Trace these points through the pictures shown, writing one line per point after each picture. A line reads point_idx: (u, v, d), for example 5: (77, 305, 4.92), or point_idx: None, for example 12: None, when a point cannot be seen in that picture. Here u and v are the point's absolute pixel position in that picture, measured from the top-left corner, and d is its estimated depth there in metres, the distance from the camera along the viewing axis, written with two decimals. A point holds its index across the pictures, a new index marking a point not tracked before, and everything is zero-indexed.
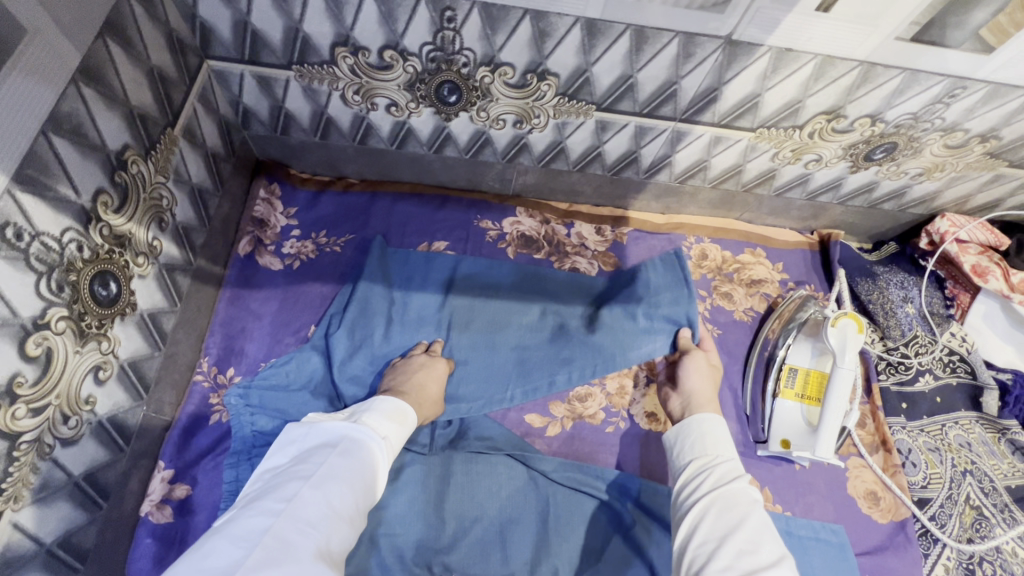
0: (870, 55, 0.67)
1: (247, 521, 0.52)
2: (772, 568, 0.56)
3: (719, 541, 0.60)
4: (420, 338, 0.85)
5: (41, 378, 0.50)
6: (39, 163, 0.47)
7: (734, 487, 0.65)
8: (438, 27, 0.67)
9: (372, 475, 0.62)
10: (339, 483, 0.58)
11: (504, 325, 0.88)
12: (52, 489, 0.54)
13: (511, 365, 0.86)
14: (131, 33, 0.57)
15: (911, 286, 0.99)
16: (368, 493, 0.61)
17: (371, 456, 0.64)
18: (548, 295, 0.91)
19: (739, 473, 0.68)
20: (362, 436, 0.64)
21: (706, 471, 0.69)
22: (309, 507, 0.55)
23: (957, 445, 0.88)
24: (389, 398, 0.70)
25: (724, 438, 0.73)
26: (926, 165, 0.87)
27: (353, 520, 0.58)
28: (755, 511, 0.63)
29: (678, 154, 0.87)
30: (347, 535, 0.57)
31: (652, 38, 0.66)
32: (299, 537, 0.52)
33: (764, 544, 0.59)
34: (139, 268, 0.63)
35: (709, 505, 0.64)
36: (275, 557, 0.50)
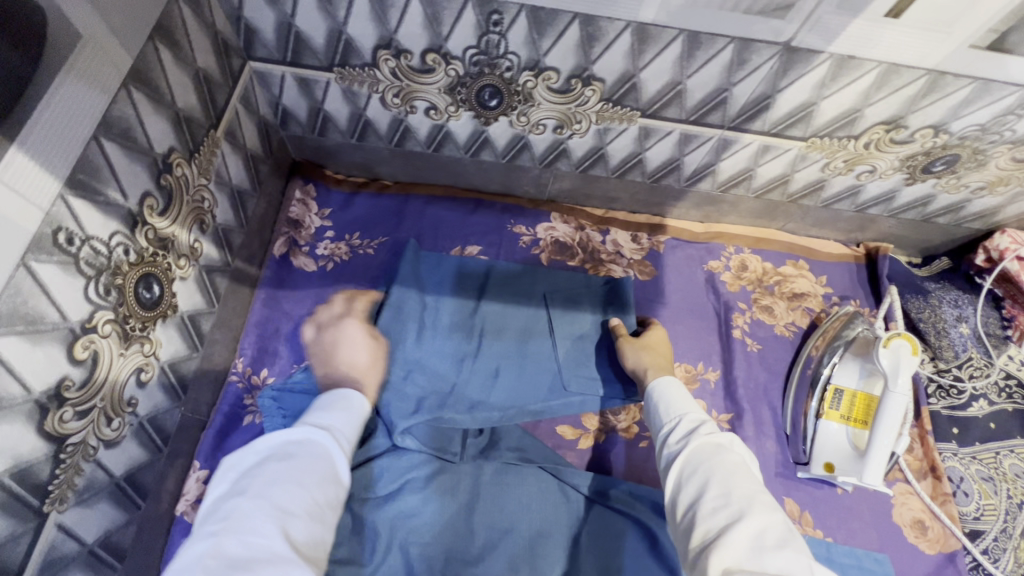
0: (939, 64, 0.63)
1: (183, 553, 0.46)
2: (747, 515, 0.52)
3: (693, 505, 0.55)
4: (452, 344, 0.83)
5: (87, 381, 0.50)
6: (90, 167, 0.47)
7: (698, 441, 0.60)
8: (484, 30, 0.65)
9: (325, 468, 0.58)
10: (284, 484, 0.53)
11: (536, 335, 0.86)
12: (94, 490, 0.54)
13: (543, 376, 0.84)
14: (179, 36, 0.57)
15: (965, 305, 0.94)
16: (329, 483, 0.57)
17: (319, 452, 0.59)
18: (582, 305, 0.88)
19: (698, 427, 0.63)
20: (303, 436, 0.60)
21: (670, 437, 0.64)
22: (251, 516, 0.49)
23: (1013, 475, 0.84)
24: (329, 393, 0.70)
25: (677, 396, 0.69)
26: (990, 179, 0.82)
27: (316, 512, 0.53)
28: (721, 460, 0.57)
29: (722, 162, 0.84)
30: (313, 527, 0.52)
31: (705, 44, 0.63)
32: (245, 548, 0.47)
33: (733, 491, 0.54)
34: (181, 270, 0.63)
35: (680, 475, 0.59)
36: (221, 574, 0.44)
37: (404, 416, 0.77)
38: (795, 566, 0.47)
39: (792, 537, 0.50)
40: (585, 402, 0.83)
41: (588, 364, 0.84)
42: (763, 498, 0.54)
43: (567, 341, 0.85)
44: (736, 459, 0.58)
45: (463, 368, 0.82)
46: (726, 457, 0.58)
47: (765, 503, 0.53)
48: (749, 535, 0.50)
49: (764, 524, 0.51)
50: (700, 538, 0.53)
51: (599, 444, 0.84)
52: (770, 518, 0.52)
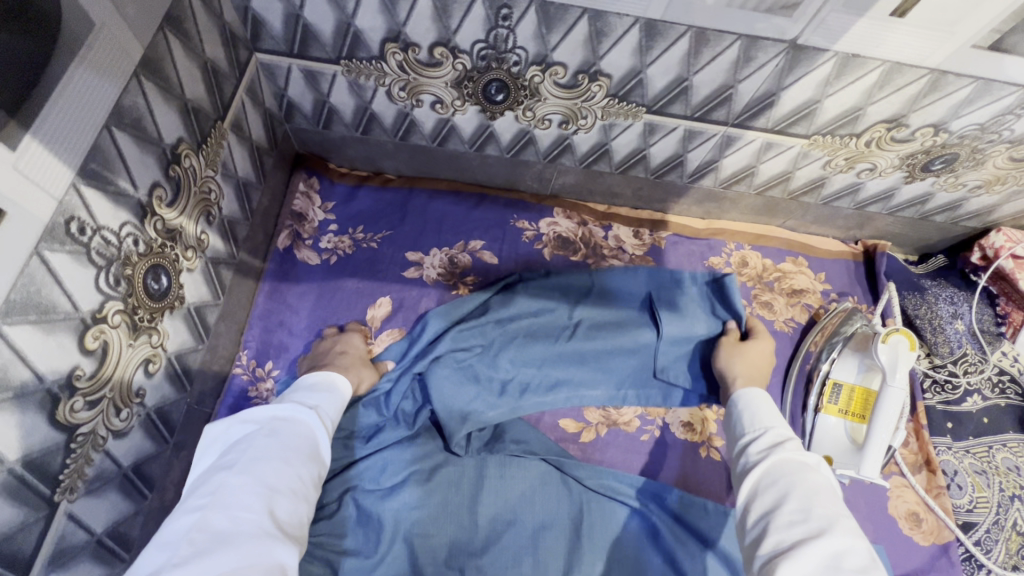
0: (941, 64, 0.64)
1: (173, 526, 0.49)
2: (825, 535, 0.52)
3: (768, 518, 0.57)
4: (540, 327, 0.84)
5: (97, 370, 0.50)
6: (101, 157, 0.47)
7: (782, 456, 0.61)
8: (493, 24, 0.65)
9: (309, 445, 0.61)
10: (269, 460, 0.55)
11: (638, 332, 0.85)
12: (103, 480, 0.54)
13: (631, 369, 0.85)
14: (188, 26, 0.57)
15: (960, 301, 0.95)
16: (312, 462, 0.59)
17: (303, 429, 0.62)
18: (695, 313, 0.85)
19: (783, 442, 0.64)
20: (288, 414, 0.62)
21: (750, 447, 0.65)
22: (236, 492, 0.51)
23: (1006, 468, 0.85)
24: (314, 373, 0.72)
25: (763, 408, 0.69)
26: (987, 178, 0.83)
27: (299, 489, 0.56)
28: (803, 478, 0.58)
29: (725, 159, 0.84)
30: (296, 503, 0.55)
31: (712, 41, 0.64)
32: (230, 523, 0.49)
33: (815, 509, 0.55)
34: (188, 261, 0.63)
35: (756, 485, 0.61)
36: (208, 547, 0.46)
37: (479, 399, 0.78)
38: None
39: (873, 566, 0.50)
40: (669, 394, 0.86)
41: (687, 363, 0.85)
42: (846, 522, 0.54)
43: (674, 344, 0.84)
44: (821, 480, 0.58)
45: (499, 370, 0.81)
46: (809, 476, 0.58)
47: (848, 526, 0.54)
48: (826, 554, 0.51)
49: (845, 545, 0.52)
50: (770, 548, 0.55)
51: (600, 437, 0.85)
52: (855, 543, 0.52)
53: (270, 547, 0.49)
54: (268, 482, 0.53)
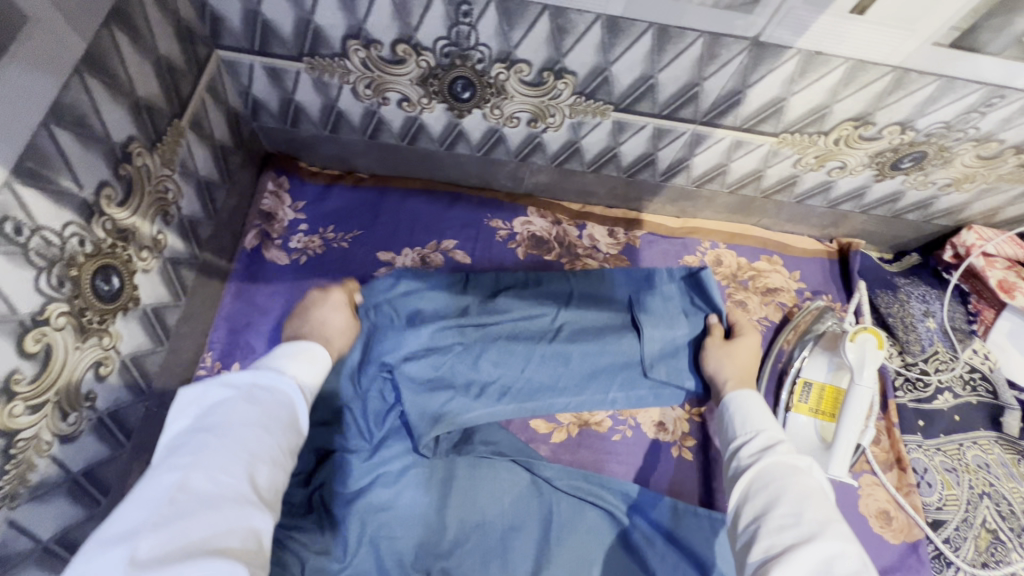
0: (904, 61, 0.64)
1: (152, 482, 0.48)
2: (815, 539, 0.55)
3: (759, 521, 0.59)
4: (522, 332, 0.83)
5: (40, 374, 0.49)
6: (40, 155, 0.46)
7: (774, 459, 0.64)
8: (454, 21, 0.64)
9: (290, 415, 0.59)
10: (251, 427, 0.54)
11: (621, 338, 0.84)
12: (50, 486, 0.53)
13: (620, 372, 0.84)
14: (137, 22, 0.55)
15: (933, 299, 0.96)
16: (292, 432, 0.59)
17: (282, 397, 0.60)
18: (674, 314, 0.86)
19: (775, 445, 0.66)
20: (270, 380, 0.60)
21: (743, 449, 0.68)
22: (216, 454, 0.50)
23: (976, 465, 0.86)
24: (291, 343, 0.67)
25: (755, 411, 0.72)
26: (956, 176, 0.84)
27: (279, 456, 0.56)
28: (794, 482, 0.61)
29: (696, 157, 0.84)
30: (276, 470, 0.55)
31: (675, 38, 0.63)
32: (211, 485, 0.48)
33: (805, 513, 0.57)
34: (143, 262, 0.62)
35: (748, 487, 0.63)
36: (189, 509, 0.46)
37: (456, 399, 0.77)
38: None
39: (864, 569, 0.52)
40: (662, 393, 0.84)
41: (679, 360, 0.85)
42: (837, 525, 0.56)
43: (657, 346, 0.84)
44: (812, 484, 0.61)
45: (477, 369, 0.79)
46: (799, 480, 0.61)
47: (839, 530, 0.56)
48: (817, 559, 0.53)
49: (836, 550, 0.54)
50: (763, 551, 0.57)
51: (571, 437, 0.84)
52: (845, 546, 0.54)
53: (247, 515, 0.49)
54: (250, 448, 0.53)
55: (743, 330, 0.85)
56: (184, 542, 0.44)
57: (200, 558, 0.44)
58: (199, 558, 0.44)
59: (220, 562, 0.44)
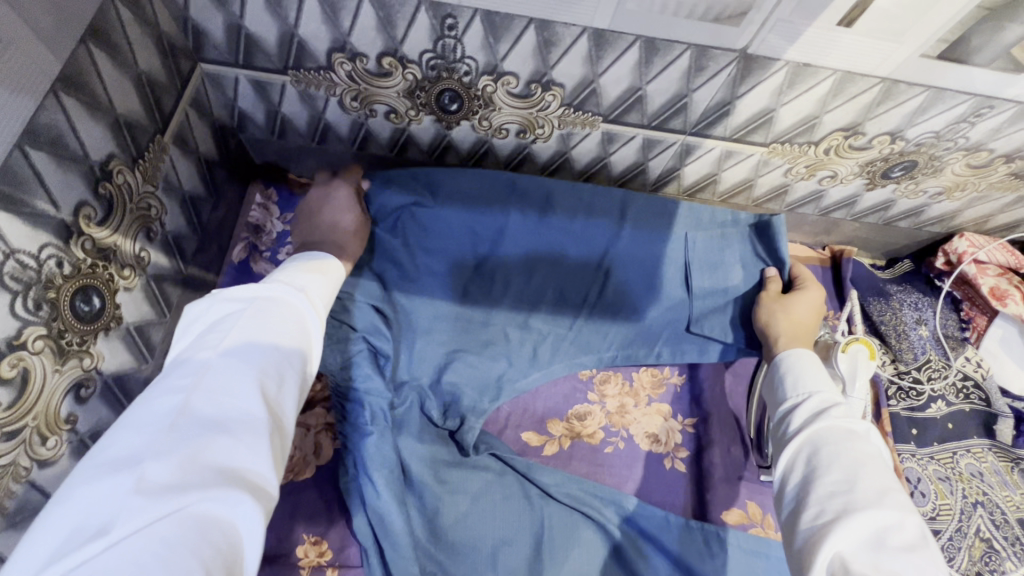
0: (893, 72, 0.63)
1: (153, 403, 0.46)
2: (872, 508, 0.51)
3: (806, 487, 0.57)
4: (567, 297, 0.86)
5: (17, 400, 0.48)
6: (13, 178, 0.45)
7: (828, 424, 0.61)
8: (439, 34, 0.64)
9: (297, 331, 0.57)
10: (256, 347, 0.52)
11: (669, 294, 0.86)
12: (30, 512, 0.52)
13: (667, 326, 0.88)
14: (116, 37, 0.55)
15: (925, 307, 0.96)
16: (303, 352, 0.56)
17: (290, 313, 0.58)
18: (728, 267, 0.87)
19: (829, 409, 0.63)
20: (275, 295, 0.58)
21: (793, 413, 0.65)
22: (219, 375, 0.48)
23: (969, 474, 0.86)
24: (299, 260, 0.67)
25: (806, 373, 0.69)
26: (947, 185, 0.83)
27: (291, 375, 0.54)
28: (848, 447, 0.57)
29: (686, 167, 0.84)
30: (288, 388, 0.53)
31: (663, 50, 0.63)
32: (215, 407, 0.46)
33: (860, 480, 0.54)
34: (125, 280, 0.61)
35: (798, 451, 0.61)
36: (194, 431, 0.44)
37: (507, 373, 0.83)
38: (921, 569, 0.47)
39: (921, 542, 0.49)
40: (708, 348, 0.87)
41: (728, 312, 0.87)
42: (893, 494, 0.53)
43: (706, 298, 0.86)
44: (868, 451, 0.58)
45: (521, 340, 0.85)
46: (854, 446, 0.58)
47: (896, 500, 0.53)
48: (869, 529, 0.50)
49: (892, 521, 0.51)
50: (811, 519, 0.54)
51: (563, 450, 0.83)
52: (901, 517, 0.52)
53: (261, 435, 0.47)
54: (256, 367, 0.50)
55: (804, 283, 0.83)
56: (195, 466, 0.43)
57: (213, 484, 0.43)
58: (211, 481, 0.43)
59: (231, 486, 0.44)
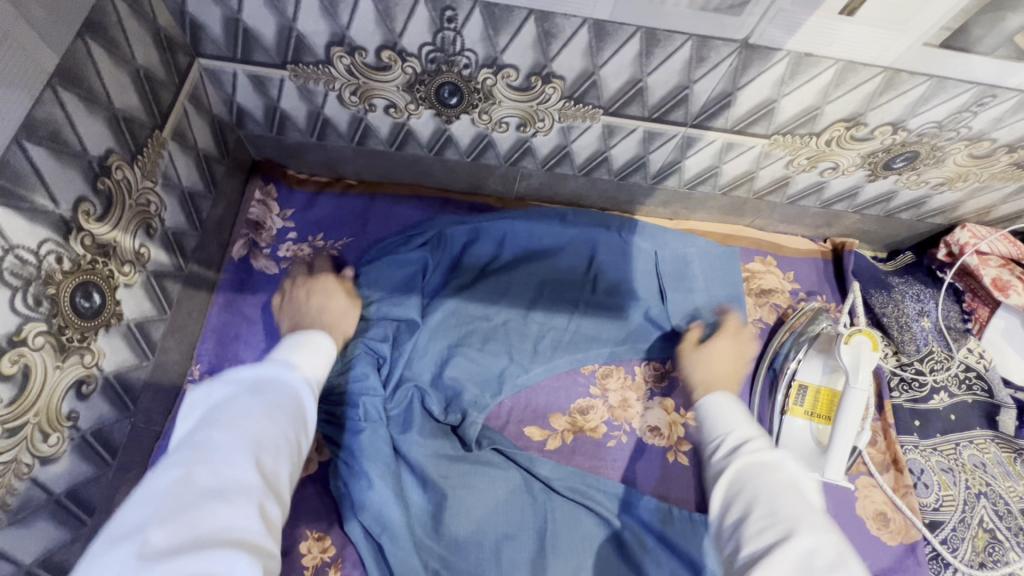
0: (895, 61, 0.63)
1: (152, 480, 0.43)
2: (795, 536, 0.49)
3: (737, 529, 0.53)
4: (563, 289, 0.90)
5: (17, 396, 0.47)
6: (11, 172, 0.45)
7: (747, 457, 0.58)
8: (438, 27, 0.63)
9: (300, 404, 0.55)
10: (260, 414, 0.49)
11: (647, 296, 0.91)
12: (32, 509, 0.51)
13: (654, 322, 0.90)
14: (113, 31, 0.54)
15: (927, 299, 0.95)
16: (303, 421, 0.54)
17: (291, 388, 0.56)
18: (693, 276, 0.93)
19: (745, 443, 0.60)
20: (277, 372, 0.56)
21: (716, 452, 0.61)
22: (222, 443, 0.45)
23: (972, 465, 0.86)
24: (295, 338, 0.66)
25: (723, 413, 0.65)
26: (949, 175, 0.83)
27: (291, 444, 0.50)
28: (766, 478, 0.55)
29: (687, 160, 0.83)
30: (286, 458, 0.49)
31: (663, 41, 0.63)
32: (216, 475, 0.43)
33: (781, 510, 0.51)
34: (125, 276, 0.60)
35: (724, 491, 0.57)
36: (192, 501, 0.41)
37: (507, 369, 0.84)
38: None
39: (846, 561, 0.47)
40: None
41: (705, 313, 0.91)
42: (814, 517, 0.51)
43: (680, 297, 0.91)
44: (784, 477, 0.55)
45: (518, 335, 0.86)
46: (774, 475, 0.55)
47: (816, 522, 0.50)
48: (797, 557, 0.48)
49: (813, 544, 0.48)
50: (745, 559, 0.50)
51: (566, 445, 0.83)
52: (823, 538, 0.49)
53: (260, 503, 0.43)
54: (258, 433, 0.48)
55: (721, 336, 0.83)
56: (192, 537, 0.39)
57: (210, 552, 0.38)
58: (209, 550, 0.38)
59: (230, 555, 0.39)
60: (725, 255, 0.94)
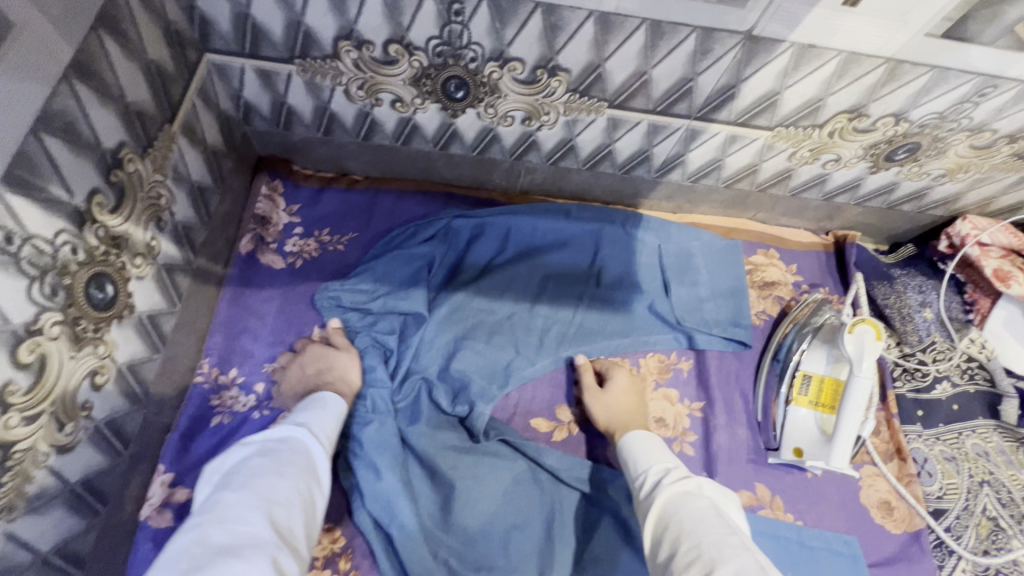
0: (897, 52, 0.64)
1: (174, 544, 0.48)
2: (718, 564, 0.52)
3: (670, 562, 0.56)
4: (568, 283, 0.91)
5: (35, 385, 0.48)
6: (29, 162, 0.45)
7: (670, 491, 0.63)
8: (446, 20, 0.64)
9: (306, 462, 0.60)
10: (267, 476, 0.55)
11: (652, 291, 0.92)
12: (48, 497, 0.52)
13: (657, 314, 0.91)
14: (125, 24, 0.55)
15: (929, 290, 0.96)
16: (310, 479, 0.59)
17: (298, 447, 0.61)
18: (697, 270, 0.94)
19: (665, 477, 0.65)
20: (283, 434, 0.62)
21: (642, 489, 0.66)
22: (234, 506, 0.51)
23: (975, 454, 0.86)
24: (305, 398, 0.71)
25: (644, 449, 0.71)
26: (950, 166, 0.84)
27: (298, 500, 0.55)
28: (688, 509, 0.59)
29: (691, 153, 0.84)
30: (296, 512, 0.54)
31: (668, 34, 0.63)
32: (229, 534, 0.48)
33: (704, 538, 0.55)
34: (137, 269, 0.61)
35: (655, 526, 0.61)
36: (208, 559, 0.45)
37: (514, 362, 0.84)
38: None
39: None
40: (697, 337, 0.90)
41: (708, 305, 0.92)
42: (733, 539, 0.55)
43: (684, 291, 0.92)
44: (704, 504, 0.60)
45: (524, 328, 0.87)
46: (694, 505, 0.60)
47: (735, 545, 0.55)
48: None
49: (735, 566, 0.52)
50: None
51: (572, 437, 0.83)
52: (742, 558, 0.53)
53: (273, 552, 0.48)
54: (267, 493, 0.53)
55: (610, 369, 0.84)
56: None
57: None
58: None
59: None
60: (728, 249, 0.95)
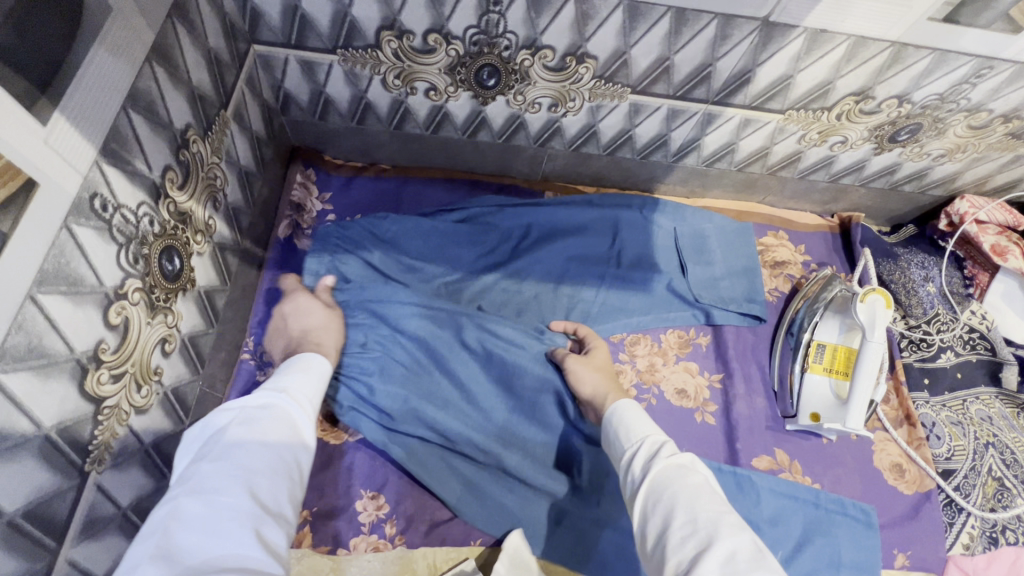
0: (902, 36, 0.69)
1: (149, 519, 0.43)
2: (715, 543, 0.47)
3: (662, 540, 0.51)
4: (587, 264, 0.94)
5: (120, 345, 0.51)
6: (119, 137, 0.49)
7: (666, 463, 0.56)
8: (484, 9, 0.68)
9: (291, 427, 0.53)
10: (246, 443, 0.48)
11: (670, 270, 0.96)
12: (128, 455, 0.55)
13: (676, 292, 0.95)
14: (191, 12, 0.59)
15: (931, 266, 1.01)
16: (297, 444, 0.52)
17: (280, 409, 0.54)
18: (712, 250, 0.98)
19: (660, 449, 0.59)
20: (264, 395, 0.54)
21: (631, 462, 0.59)
22: (212, 477, 0.45)
23: (979, 418, 0.91)
24: (289, 358, 0.64)
25: (635, 418, 0.64)
26: (949, 146, 0.89)
27: (283, 469, 0.49)
28: (684, 483, 0.53)
29: (707, 136, 0.89)
30: (281, 483, 0.48)
31: (691, 21, 0.68)
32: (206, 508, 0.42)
33: (699, 516, 0.50)
34: (198, 245, 0.65)
35: (645, 502, 0.55)
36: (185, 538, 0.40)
37: None
38: None
39: (764, 557, 0.46)
40: (714, 313, 0.95)
41: (724, 283, 0.96)
42: (729, 518, 0.51)
43: (700, 270, 0.96)
44: (700, 481, 0.54)
45: (548, 307, 0.90)
46: (690, 479, 0.54)
47: (733, 523, 0.50)
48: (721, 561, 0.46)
49: (732, 546, 0.47)
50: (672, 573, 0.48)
51: None
52: (741, 537, 0.49)
53: (257, 529, 0.43)
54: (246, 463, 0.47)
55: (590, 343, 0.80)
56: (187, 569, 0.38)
57: None
58: None
59: None
60: (740, 231, 1.00)
